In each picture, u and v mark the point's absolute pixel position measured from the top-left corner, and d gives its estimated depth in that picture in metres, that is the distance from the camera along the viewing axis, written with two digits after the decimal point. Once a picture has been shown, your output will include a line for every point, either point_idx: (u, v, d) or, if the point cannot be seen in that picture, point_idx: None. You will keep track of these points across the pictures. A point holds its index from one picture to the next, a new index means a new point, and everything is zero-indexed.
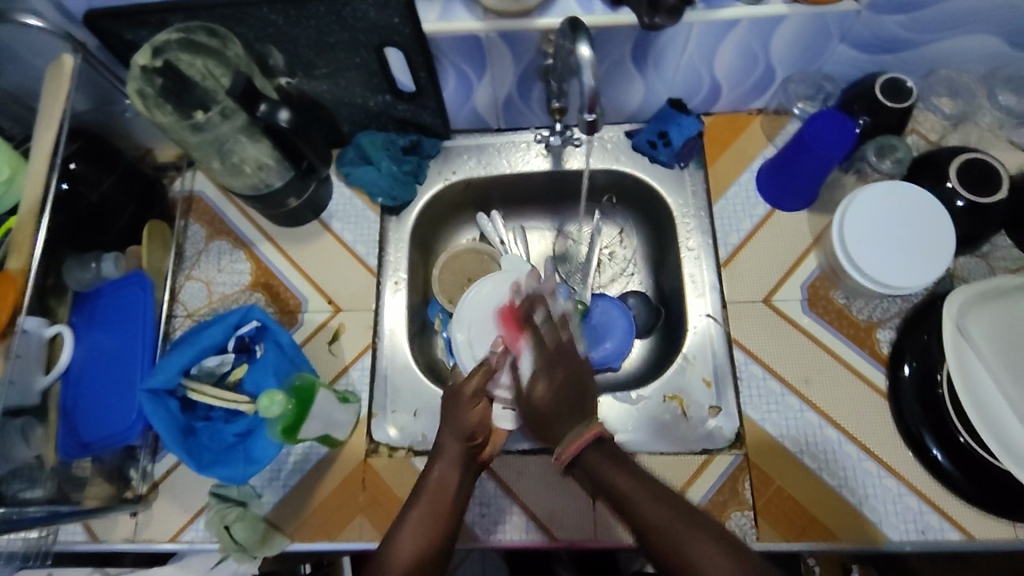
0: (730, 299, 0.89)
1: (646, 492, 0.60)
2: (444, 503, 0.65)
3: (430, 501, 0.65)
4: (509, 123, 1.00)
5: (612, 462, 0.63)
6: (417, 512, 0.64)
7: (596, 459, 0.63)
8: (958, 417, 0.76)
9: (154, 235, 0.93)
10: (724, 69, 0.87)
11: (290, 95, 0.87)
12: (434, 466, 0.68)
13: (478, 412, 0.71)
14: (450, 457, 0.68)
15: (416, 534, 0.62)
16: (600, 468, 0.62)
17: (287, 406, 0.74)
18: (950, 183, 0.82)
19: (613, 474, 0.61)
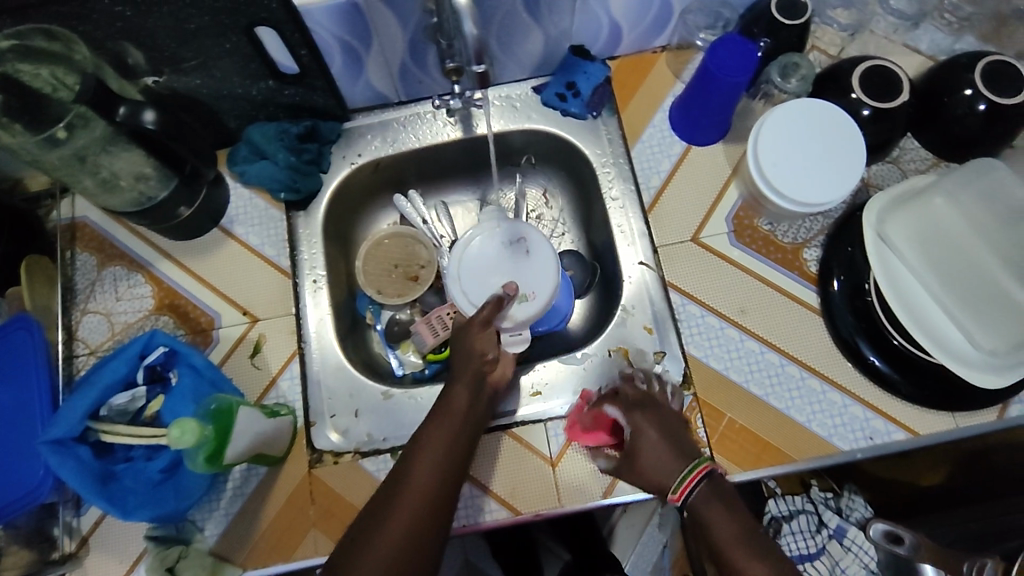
0: (660, 243, 0.87)
1: (738, 529, 0.62)
2: (462, 411, 0.72)
3: (451, 412, 0.71)
4: (410, 94, 0.94)
5: (712, 499, 0.64)
6: (442, 419, 0.70)
7: (701, 500, 0.64)
8: (889, 321, 0.78)
9: (37, 268, 0.85)
10: (620, 9, 0.85)
11: (159, 95, 0.80)
12: (458, 383, 0.74)
13: (483, 339, 0.77)
14: (467, 375, 0.75)
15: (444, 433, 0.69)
16: (702, 504, 0.64)
17: (204, 432, 0.68)
18: (854, 93, 0.82)
19: (708, 504, 0.63)
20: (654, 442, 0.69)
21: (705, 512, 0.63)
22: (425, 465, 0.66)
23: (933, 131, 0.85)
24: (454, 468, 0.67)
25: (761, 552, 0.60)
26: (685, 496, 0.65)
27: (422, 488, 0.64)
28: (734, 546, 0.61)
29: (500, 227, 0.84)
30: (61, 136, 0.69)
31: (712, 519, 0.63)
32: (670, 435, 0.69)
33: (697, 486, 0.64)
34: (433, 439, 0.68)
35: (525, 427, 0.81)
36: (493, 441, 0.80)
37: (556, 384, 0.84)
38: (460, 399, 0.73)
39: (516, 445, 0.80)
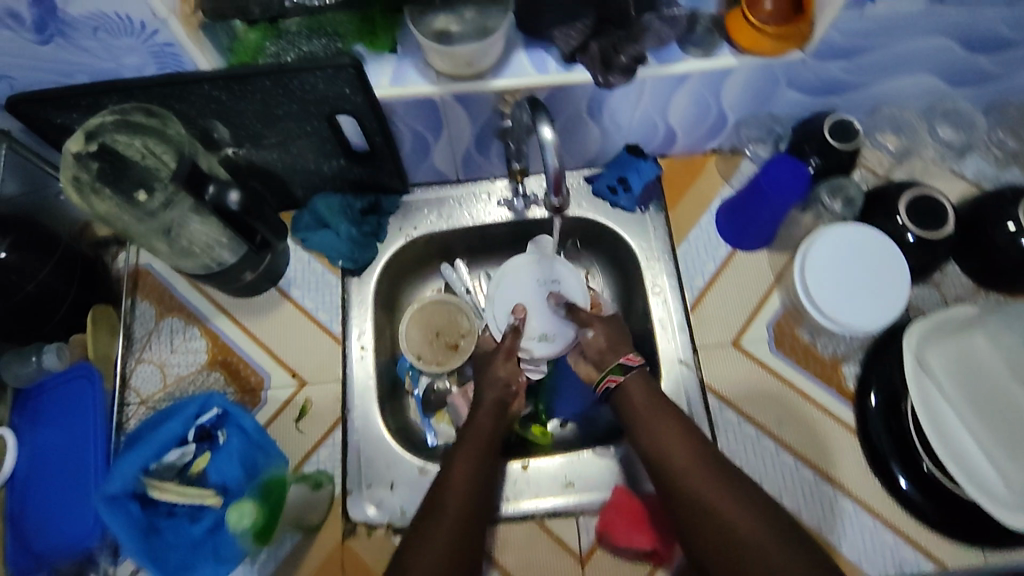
0: (700, 344, 0.89)
1: (675, 424, 0.76)
2: (483, 441, 0.79)
3: (475, 441, 0.79)
4: (470, 175, 0.97)
5: (647, 394, 0.80)
6: (466, 453, 0.77)
7: (637, 385, 0.81)
8: (922, 446, 0.80)
9: (100, 320, 0.88)
10: (678, 117, 0.88)
11: (240, 168, 0.85)
12: (480, 414, 0.82)
13: (506, 368, 0.87)
14: (488, 407, 0.83)
15: (466, 468, 0.75)
16: (637, 391, 0.80)
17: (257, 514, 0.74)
18: (899, 217, 0.85)
19: (645, 401, 0.79)
20: (603, 326, 0.88)
21: (644, 409, 0.78)
22: (454, 496, 0.73)
23: (975, 260, 0.87)
24: (479, 506, 0.73)
25: (695, 446, 0.74)
26: (620, 384, 0.82)
27: (447, 526, 0.70)
28: (675, 441, 0.75)
29: (541, 262, 0.99)
30: (142, 199, 0.73)
31: (655, 418, 0.77)
32: (617, 327, 0.88)
33: (638, 369, 0.81)
34: (460, 470, 0.75)
35: (556, 519, 0.83)
36: (523, 529, 0.83)
37: (591, 477, 0.85)
38: (480, 428, 0.80)
39: (547, 537, 0.82)
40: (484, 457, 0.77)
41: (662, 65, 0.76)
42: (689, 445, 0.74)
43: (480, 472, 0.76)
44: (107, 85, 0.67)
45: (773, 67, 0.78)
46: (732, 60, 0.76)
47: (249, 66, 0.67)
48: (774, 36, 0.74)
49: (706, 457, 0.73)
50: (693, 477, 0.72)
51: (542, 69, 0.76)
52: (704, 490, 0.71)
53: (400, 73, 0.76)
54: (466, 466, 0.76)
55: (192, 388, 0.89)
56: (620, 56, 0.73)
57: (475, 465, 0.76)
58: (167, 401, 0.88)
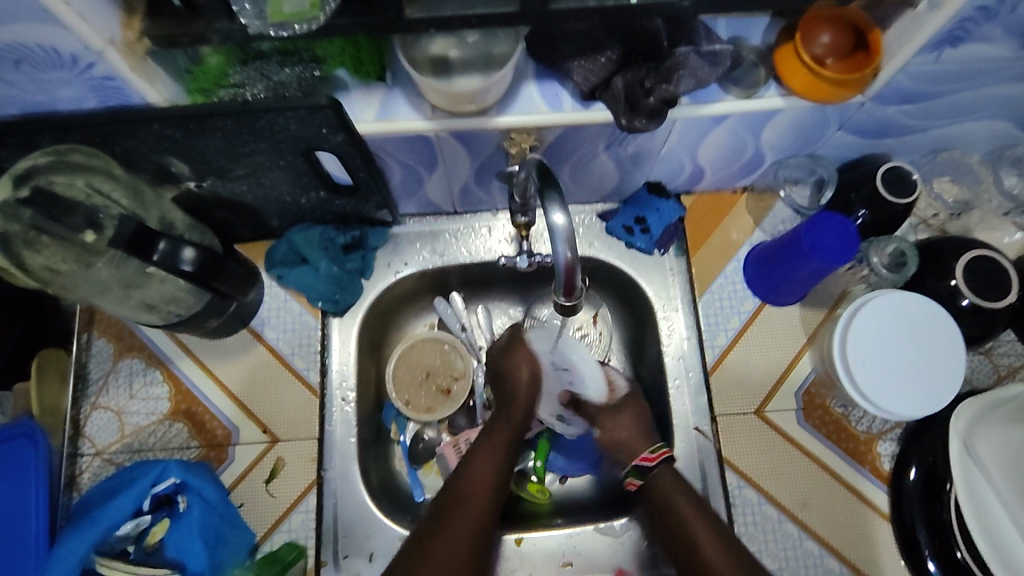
0: (719, 412, 0.80)
1: (713, 533, 0.66)
2: (506, 440, 0.76)
3: (500, 437, 0.76)
4: (468, 206, 0.87)
5: (685, 495, 0.70)
6: (489, 450, 0.74)
7: (670, 481, 0.71)
8: (959, 531, 0.70)
9: (47, 364, 0.80)
10: (709, 156, 0.77)
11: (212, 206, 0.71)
12: (512, 405, 0.79)
13: (527, 365, 0.80)
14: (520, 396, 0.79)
15: (489, 462, 0.73)
16: (669, 488, 0.71)
17: None
18: (953, 280, 0.75)
19: (682, 503, 0.69)
20: (622, 420, 0.77)
21: (680, 514, 0.69)
22: (473, 486, 0.70)
23: None
24: (496, 504, 0.70)
25: (735, 557, 0.64)
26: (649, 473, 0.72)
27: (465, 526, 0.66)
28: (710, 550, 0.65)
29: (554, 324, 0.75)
30: (91, 241, 0.63)
31: (693, 525, 0.67)
32: (638, 417, 0.77)
33: (659, 463, 0.72)
34: (483, 468, 0.72)
35: None
36: None
37: (591, 556, 0.77)
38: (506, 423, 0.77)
39: None
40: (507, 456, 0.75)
41: (695, 105, 0.66)
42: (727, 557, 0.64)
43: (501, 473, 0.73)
44: (41, 121, 0.57)
45: (826, 110, 0.68)
46: (779, 102, 0.66)
47: (206, 103, 0.58)
48: (833, 80, 0.63)
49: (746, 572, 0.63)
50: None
51: (556, 106, 0.66)
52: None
53: (389, 106, 0.65)
54: (488, 462, 0.73)
55: (152, 440, 0.79)
56: (648, 98, 0.62)
57: (498, 463, 0.73)
58: (126, 454, 0.79)
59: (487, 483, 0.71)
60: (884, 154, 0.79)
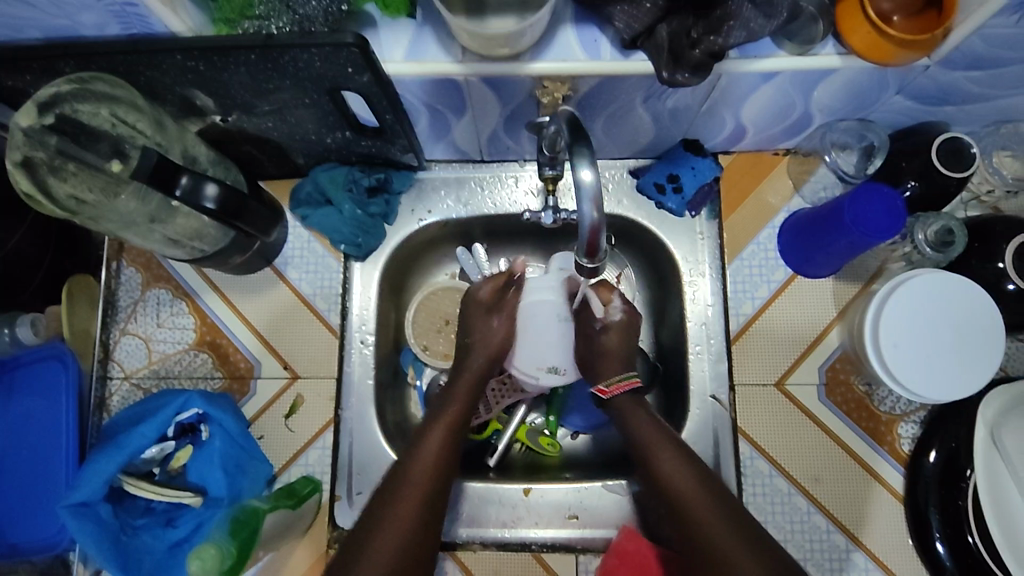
0: (739, 381, 0.79)
1: (679, 458, 0.67)
2: (462, 408, 0.74)
3: (452, 413, 0.74)
4: (495, 155, 0.84)
5: (646, 418, 0.72)
6: (440, 423, 0.72)
7: (633, 410, 0.73)
8: (974, 517, 0.69)
9: (78, 290, 0.83)
10: (753, 115, 0.73)
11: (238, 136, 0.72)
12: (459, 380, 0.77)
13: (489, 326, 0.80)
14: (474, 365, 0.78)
15: (443, 432, 0.71)
16: (629, 409, 0.74)
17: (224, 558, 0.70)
18: (1001, 263, 0.71)
19: (648, 433, 0.70)
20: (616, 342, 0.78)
21: (645, 440, 0.70)
22: (421, 459, 0.68)
23: None
24: (443, 482, 0.68)
25: (701, 482, 0.65)
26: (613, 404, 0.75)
27: (418, 495, 0.66)
28: (675, 475, 0.66)
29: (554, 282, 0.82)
30: (116, 170, 0.64)
31: (657, 452, 0.69)
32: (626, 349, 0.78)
33: (620, 392, 0.75)
34: (428, 443, 0.70)
35: (554, 554, 0.78)
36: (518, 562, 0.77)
37: (598, 511, 0.78)
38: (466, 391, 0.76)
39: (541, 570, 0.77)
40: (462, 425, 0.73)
41: (745, 59, 0.62)
42: (692, 482, 0.65)
43: (456, 444, 0.71)
44: (62, 48, 0.57)
45: (885, 71, 0.63)
46: (836, 61, 0.62)
47: (229, 36, 0.57)
48: (900, 40, 0.58)
49: (708, 489, 0.64)
50: (695, 518, 0.62)
51: (594, 55, 0.63)
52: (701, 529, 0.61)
53: (419, 47, 0.63)
54: (437, 440, 0.70)
55: (178, 368, 0.81)
56: (693, 50, 0.59)
57: (455, 433, 0.72)
58: (152, 379, 0.81)
59: (444, 452, 0.70)
60: (944, 124, 0.74)
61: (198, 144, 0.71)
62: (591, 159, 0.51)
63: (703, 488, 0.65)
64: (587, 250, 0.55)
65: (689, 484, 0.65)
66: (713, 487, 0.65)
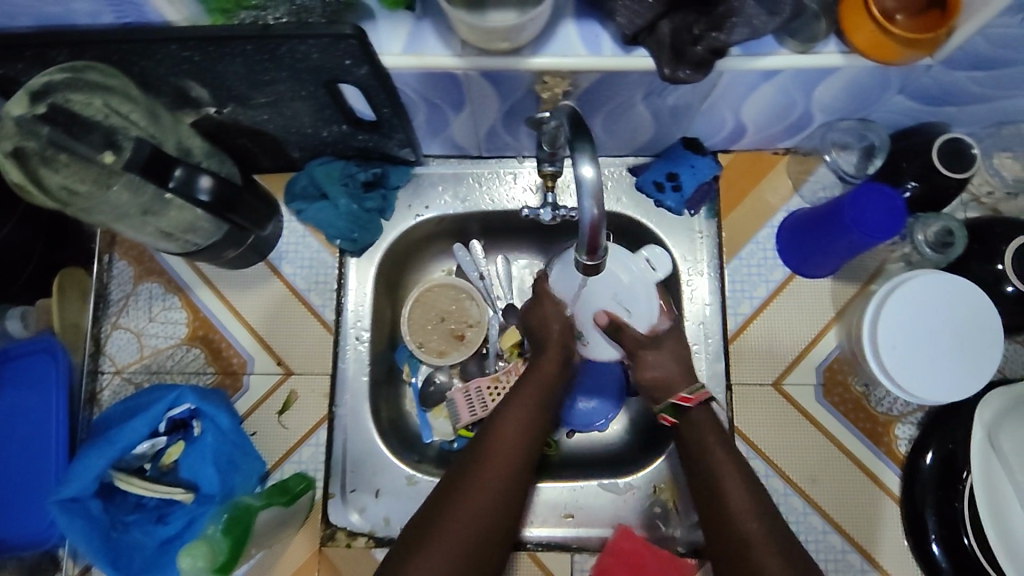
0: (736, 381, 0.79)
1: (739, 469, 0.64)
2: (518, 447, 0.67)
3: (533, 395, 0.71)
4: (494, 151, 0.83)
5: (718, 437, 0.66)
6: (518, 409, 0.69)
7: (704, 423, 0.67)
8: (970, 520, 0.69)
9: (69, 285, 0.80)
10: (754, 113, 0.72)
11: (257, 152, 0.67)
12: (541, 364, 0.73)
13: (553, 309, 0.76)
14: (528, 392, 0.71)
15: (520, 419, 0.69)
16: (704, 425, 0.67)
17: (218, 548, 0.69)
18: (1001, 265, 0.71)
19: (712, 443, 0.66)
20: (664, 356, 0.72)
21: (708, 450, 0.66)
22: (497, 455, 0.66)
23: None
24: (518, 482, 0.66)
25: (757, 495, 0.63)
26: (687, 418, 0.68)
27: (461, 542, 0.60)
28: (743, 512, 0.62)
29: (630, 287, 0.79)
30: (109, 161, 0.63)
31: (720, 466, 0.65)
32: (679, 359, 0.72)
33: (698, 404, 0.68)
34: (508, 434, 0.67)
35: (550, 553, 0.76)
36: (512, 561, 0.76)
37: (593, 510, 0.78)
38: (517, 425, 0.68)
39: (537, 569, 0.76)
40: (519, 464, 0.66)
41: (747, 57, 0.62)
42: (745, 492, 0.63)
43: (509, 486, 0.65)
44: (54, 36, 0.56)
45: (887, 70, 0.63)
46: (839, 60, 0.61)
47: (226, 25, 0.56)
48: (903, 39, 0.58)
49: (778, 537, 0.60)
50: (741, 533, 0.61)
51: (595, 50, 0.62)
52: (746, 542, 0.60)
53: (418, 40, 0.62)
54: (513, 424, 0.68)
55: (170, 363, 0.81)
56: (696, 46, 0.58)
57: (507, 474, 0.65)
58: (144, 374, 0.80)
59: (495, 496, 0.64)
60: (945, 124, 0.73)
61: (192, 137, 0.70)
62: (592, 155, 0.50)
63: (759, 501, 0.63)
64: (587, 247, 0.54)
65: (753, 521, 0.61)
66: (779, 527, 0.61)
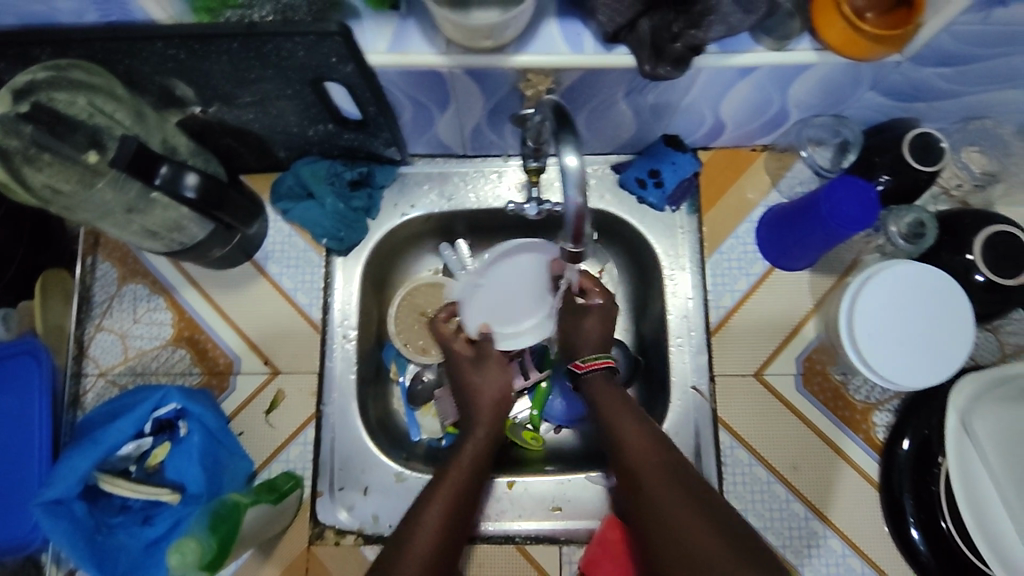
0: (719, 371, 0.80)
1: (669, 471, 0.66)
2: (449, 513, 0.66)
3: (466, 459, 0.72)
4: (478, 150, 0.84)
5: (633, 426, 0.70)
6: (454, 476, 0.70)
7: (614, 403, 0.73)
8: (946, 503, 0.71)
9: (53, 285, 0.81)
10: (732, 110, 0.74)
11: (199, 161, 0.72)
12: (471, 429, 0.76)
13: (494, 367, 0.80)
14: (458, 465, 0.71)
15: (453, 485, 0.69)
16: (613, 411, 0.72)
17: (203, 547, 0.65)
18: (970, 255, 0.73)
19: (635, 440, 0.69)
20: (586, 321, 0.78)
21: (631, 447, 0.69)
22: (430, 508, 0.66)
23: None
24: (452, 546, 0.65)
25: (689, 491, 0.64)
26: (593, 394, 0.75)
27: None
28: (680, 507, 0.62)
29: (586, 220, 0.54)
30: (93, 161, 0.64)
31: (642, 462, 0.67)
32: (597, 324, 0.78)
33: (596, 371, 0.75)
34: (443, 496, 0.67)
35: (538, 546, 0.77)
36: (500, 553, 0.77)
37: (580, 503, 0.78)
38: (450, 490, 0.68)
39: (526, 563, 0.76)
40: (456, 517, 0.67)
41: (724, 54, 0.63)
42: (672, 477, 0.65)
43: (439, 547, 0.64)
44: (37, 34, 0.56)
45: (860, 67, 0.65)
46: (813, 57, 0.63)
47: (212, 23, 0.56)
48: (873, 35, 0.60)
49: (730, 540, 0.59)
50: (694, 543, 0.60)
51: (577, 48, 0.63)
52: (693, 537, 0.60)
53: (403, 39, 0.63)
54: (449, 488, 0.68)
55: (156, 364, 0.80)
56: (675, 43, 0.59)
57: (435, 533, 0.65)
58: (129, 376, 0.80)
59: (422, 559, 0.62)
60: (915, 120, 0.76)
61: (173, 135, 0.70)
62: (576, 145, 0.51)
63: (689, 490, 0.64)
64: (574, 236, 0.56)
65: (702, 524, 0.61)
66: (731, 530, 0.60)
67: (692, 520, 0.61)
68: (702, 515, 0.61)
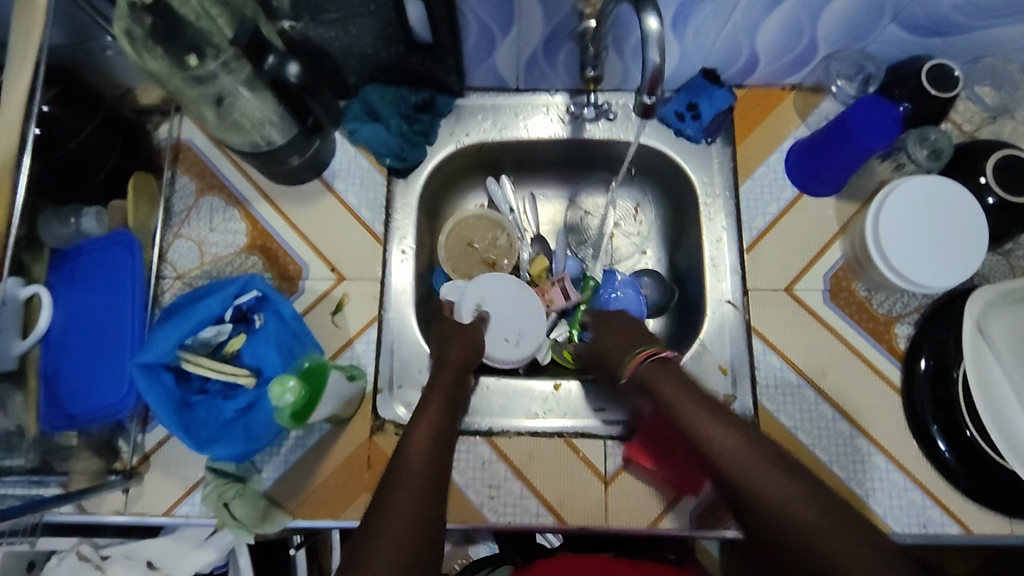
0: (752, 286, 0.87)
1: (708, 413, 0.62)
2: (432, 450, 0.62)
3: (441, 397, 0.70)
4: (530, 84, 0.92)
5: (671, 388, 0.66)
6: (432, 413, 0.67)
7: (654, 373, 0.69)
8: (967, 411, 0.76)
9: (141, 188, 0.86)
10: (766, 41, 0.81)
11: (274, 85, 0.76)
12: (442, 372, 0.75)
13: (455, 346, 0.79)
14: (433, 402, 0.69)
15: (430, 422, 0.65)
16: (655, 376, 0.68)
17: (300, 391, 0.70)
18: (984, 178, 0.80)
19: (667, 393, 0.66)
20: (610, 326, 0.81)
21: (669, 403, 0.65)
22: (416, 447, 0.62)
23: None
24: (442, 472, 0.60)
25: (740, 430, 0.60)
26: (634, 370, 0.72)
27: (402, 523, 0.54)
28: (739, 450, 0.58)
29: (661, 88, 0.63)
30: (194, 65, 0.72)
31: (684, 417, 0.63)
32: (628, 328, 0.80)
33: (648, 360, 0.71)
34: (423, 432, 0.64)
35: (585, 439, 0.83)
36: (549, 446, 0.82)
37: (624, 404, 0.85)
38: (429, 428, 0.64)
39: (575, 456, 0.82)
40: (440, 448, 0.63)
41: None
42: (716, 419, 0.61)
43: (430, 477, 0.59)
44: None
45: None
46: None
47: None
48: None
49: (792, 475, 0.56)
50: (767, 492, 0.55)
51: None
52: (761, 486, 0.56)
53: None
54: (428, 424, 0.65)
55: (230, 269, 0.87)
56: None
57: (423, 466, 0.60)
58: (205, 278, 0.86)
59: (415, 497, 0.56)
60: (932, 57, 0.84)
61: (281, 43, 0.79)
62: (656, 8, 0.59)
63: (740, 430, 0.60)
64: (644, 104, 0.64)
65: (765, 464, 0.57)
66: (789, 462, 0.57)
67: (754, 459, 0.57)
68: (761, 453, 0.57)
